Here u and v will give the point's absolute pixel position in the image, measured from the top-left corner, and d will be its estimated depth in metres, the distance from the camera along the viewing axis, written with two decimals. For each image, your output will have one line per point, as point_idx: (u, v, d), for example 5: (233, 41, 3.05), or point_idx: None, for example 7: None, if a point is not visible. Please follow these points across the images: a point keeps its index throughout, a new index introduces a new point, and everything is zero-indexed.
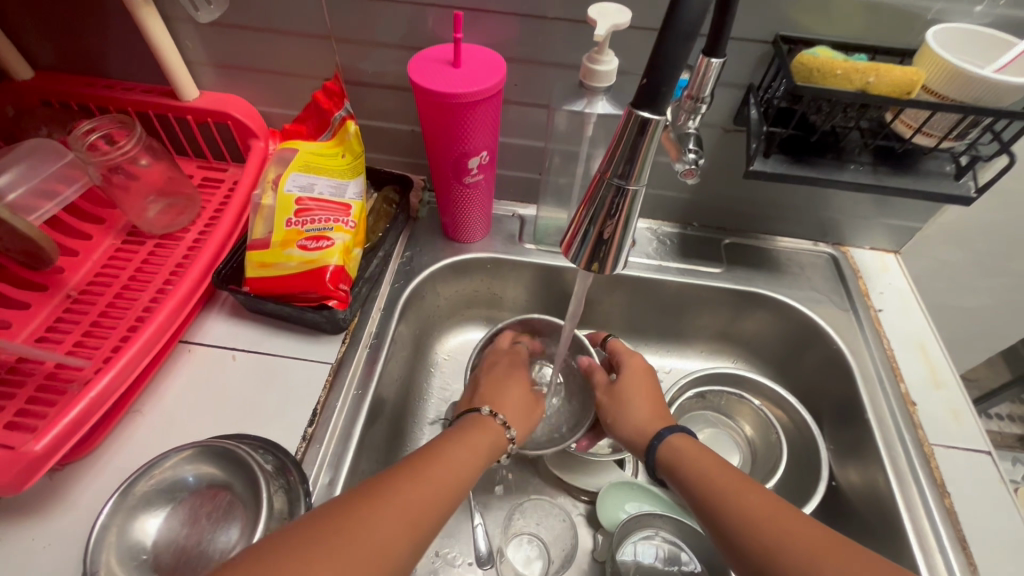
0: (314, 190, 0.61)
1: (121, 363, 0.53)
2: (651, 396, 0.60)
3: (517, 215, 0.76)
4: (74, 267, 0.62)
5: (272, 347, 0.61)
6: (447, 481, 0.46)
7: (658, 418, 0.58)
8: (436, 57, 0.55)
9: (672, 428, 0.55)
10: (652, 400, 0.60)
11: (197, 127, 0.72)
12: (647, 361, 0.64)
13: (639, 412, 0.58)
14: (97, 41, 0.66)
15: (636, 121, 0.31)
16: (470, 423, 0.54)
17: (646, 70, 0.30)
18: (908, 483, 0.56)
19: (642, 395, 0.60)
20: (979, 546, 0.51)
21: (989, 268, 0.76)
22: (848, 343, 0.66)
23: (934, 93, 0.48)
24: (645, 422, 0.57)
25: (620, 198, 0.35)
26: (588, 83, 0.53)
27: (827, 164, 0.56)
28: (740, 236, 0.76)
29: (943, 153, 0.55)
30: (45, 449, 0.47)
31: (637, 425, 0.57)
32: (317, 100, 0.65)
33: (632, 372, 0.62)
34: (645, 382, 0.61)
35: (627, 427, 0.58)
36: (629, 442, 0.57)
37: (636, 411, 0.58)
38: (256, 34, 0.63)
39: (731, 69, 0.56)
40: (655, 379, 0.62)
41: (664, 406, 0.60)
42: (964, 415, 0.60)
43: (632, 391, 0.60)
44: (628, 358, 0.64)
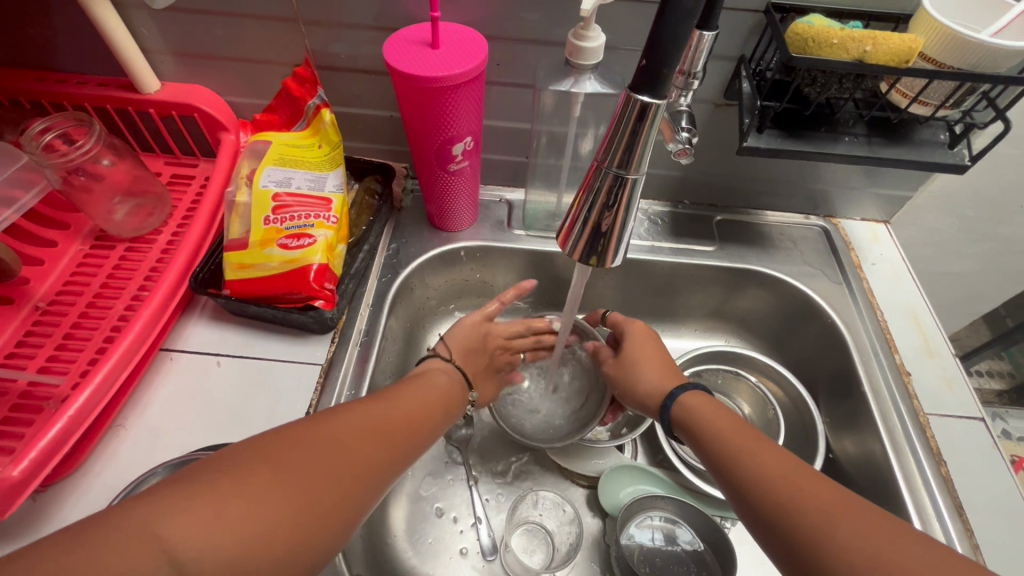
0: (291, 185, 0.58)
1: (98, 379, 0.50)
2: (660, 359, 0.58)
3: (504, 200, 0.74)
4: (40, 277, 0.59)
5: (257, 350, 0.59)
6: (402, 433, 0.46)
7: (671, 380, 0.56)
8: (413, 38, 0.52)
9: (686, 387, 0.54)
10: (660, 362, 0.58)
11: (162, 122, 0.68)
12: (651, 327, 0.63)
13: (650, 379, 0.57)
14: (44, 32, 0.61)
15: (634, 106, 0.29)
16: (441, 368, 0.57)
17: (644, 51, 0.28)
18: (905, 453, 0.56)
19: (650, 358, 0.58)
20: (976, 512, 0.52)
21: (977, 234, 0.77)
22: (842, 316, 0.66)
23: (931, 60, 0.47)
24: (658, 386, 0.56)
25: (619, 187, 0.33)
26: (574, 61, 0.50)
27: (822, 137, 0.54)
28: (732, 212, 0.74)
29: (937, 122, 0.54)
30: (23, 475, 0.45)
31: (652, 389, 0.56)
32: (288, 88, 0.62)
33: (635, 339, 0.60)
34: (653, 347, 0.60)
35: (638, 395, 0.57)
36: (644, 408, 0.56)
37: (648, 376, 0.57)
38: (217, 19, 0.59)
39: (721, 41, 0.54)
40: (660, 343, 0.61)
41: (675, 368, 0.58)
42: (958, 383, 0.61)
43: (641, 354, 0.59)
44: (630, 327, 0.62)
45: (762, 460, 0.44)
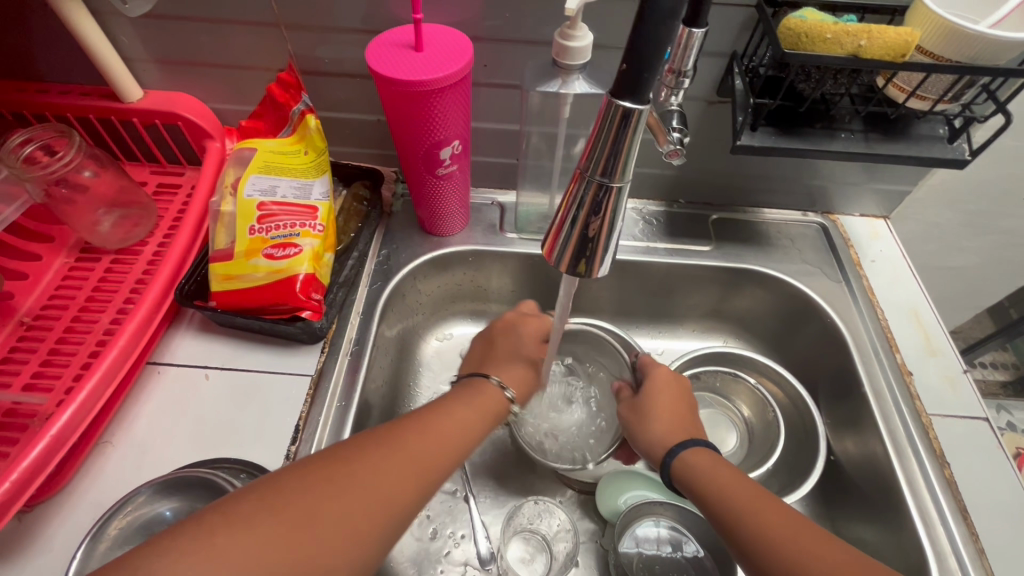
0: (277, 193, 0.57)
1: (82, 396, 0.49)
2: (675, 410, 0.58)
3: (496, 203, 0.73)
4: (25, 291, 0.58)
5: (246, 362, 0.58)
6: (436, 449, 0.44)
7: (681, 431, 0.55)
8: (396, 41, 0.51)
9: (692, 442, 0.52)
10: (676, 413, 0.57)
11: (146, 131, 0.67)
12: (676, 375, 0.62)
13: (660, 427, 0.56)
14: (22, 41, 0.60)
15: (616, 111, 0.28)
16: (478, 384, 0.54)
17: (624, 55, 0.26)
18: (907, 455, 0.55)
19: (664, 408, 0.58)
20: (980, 515, 0.51)
21: (979, 228, 0.75)
22: (842, 315, 0.65)
23: (928, 54, 0.45)
24: (665, 437, 0.55)
25: (604, 194, 0.32)
26: (561, 61, 0.49)
27: (817, 134, 0.53)
28: (728, 210, 0.73)
29: (936, 116, 0.53)
30: (5, 497, 0.44)
31: (660, 438, 0.55)
32: (271, 93, 0.60)
33: (658, 386, 0.60)
34: (673, 396, 0.59)
35: (645, 441, 0.56)
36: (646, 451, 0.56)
37: (660, 424, 0.56)
38: (198, 25, 0.58)
39: (712, 37, 0.53)
40: (682, 394, 0.60)
41: (688, 420, 0.57)
42: (960, 381, 0.60)
43: (657, 400, 0.58)
44: (654, 371, 0.61)
45: (775, 523, 0.42)
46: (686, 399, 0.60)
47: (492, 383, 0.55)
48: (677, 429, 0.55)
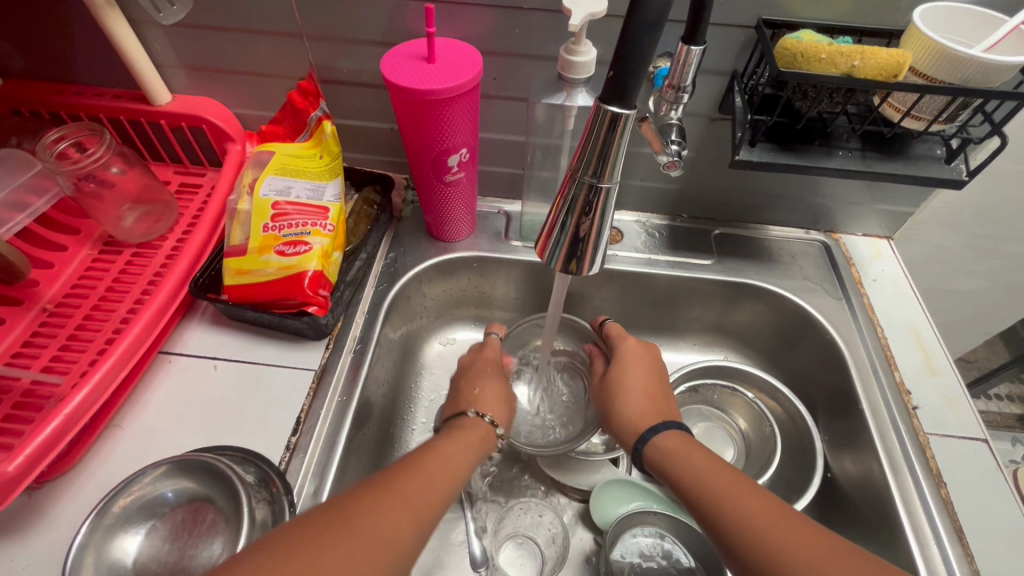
0: (291, 193, 0.60)
1: (96, 379, 0.51)
2: (646, 388, 0.59)
3: (503, 211, 0.75)
4: (49, 279, 0.61)
5: (253, 355, 0.60)
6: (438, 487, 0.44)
7: (653, 405, 0.57)
8: (410, 53, 0.54)
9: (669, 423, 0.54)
10: (646, 392, 0.59)
11: (172, 133, 0.70)
12: (639, 343, 0.63)
13: (629, 406, 0.57)
14: (64, 47, 0.64)
15: (605, 115, 0.30)
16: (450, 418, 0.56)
17: (612, 63, 0.28)
18: (903, 475, 0.55)
19: (636, 383, 0.59)
20: (977, 536, 0.51)
21: (986, 252, 0.75)
22: (842, 332, 0.65)
23: (922, 75, 0.47)
24: (637, 414, 0.57)
25: (594, 195, 0.34)
26: (565, 75, 0.51)
27: (815, 151, 0.54)
28: (730, 226, 0.74)
29: (933, 137, 0.53)
30: (18, 470, 0.46)
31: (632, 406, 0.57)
32: (291, 100, 0.64)
33: (626, 361, 0.61)
34: (643, 373, 0.60)
35: (618, 416, 0.58)
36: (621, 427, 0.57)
37: (630, 388, 0.59)
38: (226, 35, 0.62)
39: (712, 56, 0.55)
40: (648, 365, 0.61)
41: (660, 397, 0.59)
42: (960, 403, 0.59)
43: (627, 381, 0.59)
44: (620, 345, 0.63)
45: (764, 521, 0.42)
46: (651, 370, 0.61)
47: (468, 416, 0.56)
48: (644, 399, 0.58)
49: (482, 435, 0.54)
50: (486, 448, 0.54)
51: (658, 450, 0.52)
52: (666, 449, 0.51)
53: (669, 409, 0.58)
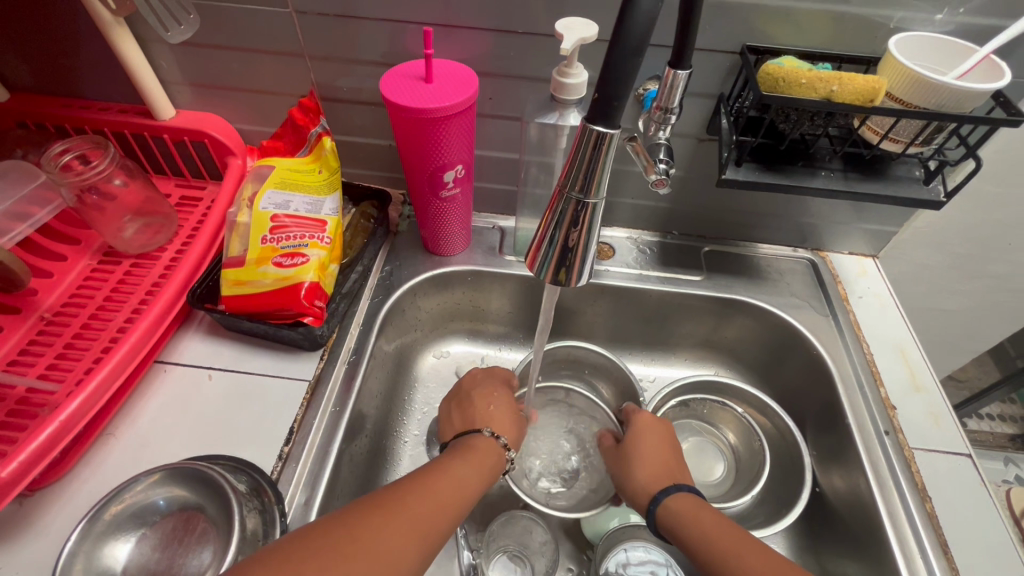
0: (290, 207, 0.61)
1: (92, 387, 0.52)
2: (658, 456, 0.58)
3: (497, 227, 0.77)
4: (48, 288, 0.62)
5: (248, 365, 0.60)
6: (467, 495, 0.48)
7: (666, 471, 0.57)
8: (408, 72, 0.56)
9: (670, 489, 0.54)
10: (660, 459, 0.58)
11: (174, 146, 0.72)
12: (652, 417, 0.63)
13: (642, 474, 0.57)
14: (71, 62, 0.66)
15: (591, 135, 0.31)
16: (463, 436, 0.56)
17: (597, 85, 0.30)
18: (890, 490, 0.55)
19: (648, 454, 0.58)
20: (962, 551, 0.51)
21: (969, 271, 0.77)
22: (828, 347, 0.66)
23: (898, 100, 0.49)
24: (646, 484, 0.56)
25: (582, 211, 0.35)
26: (558, 96, 0.53)
27: (798, 171, 0.56)
28: (719, 243, 0.76)
29: (911, 158, 0.55)
30: (11, 476, 0.46)
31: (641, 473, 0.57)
32: (292, 117, 0.65)
33: (639, 432, 0.61)
34: (655, 443, 0.60)
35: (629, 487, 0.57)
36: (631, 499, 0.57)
37: (643, 455, 0.58)
38: (231, 53, 0.64)
39: (699, 80, 0.57)
40: (663, 438, 0.60)
41: (671, 467, 0.58)
42: (944, 418, 0.60)
43: (639, 452, 0.59)
44: (634, 418, 0.62)
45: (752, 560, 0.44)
46: (662, 439, 0.60)
47: (483, 434, 0.56)
48: (657, 465, 0.57)
49: (493, 455, 0.55)
50: (496, 472, 0.54)
51: (670, 516, 0.52)
52: (676, 510, 0.52)
53: (683, 475, 0.57)
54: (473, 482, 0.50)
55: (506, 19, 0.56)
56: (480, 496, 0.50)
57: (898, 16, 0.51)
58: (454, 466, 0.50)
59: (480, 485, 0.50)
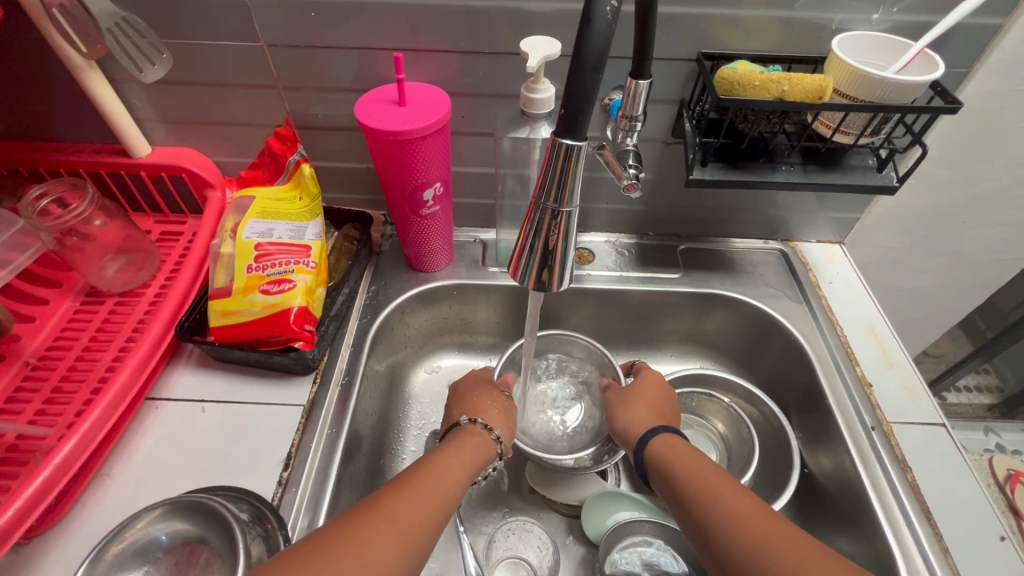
0: (273, 235, 0.61)
1: (85, 428, 0.52)
2: (656, 404, 0.60)
3: (479, 240, 0.78)
4: (31, 333, 0.61)
5: (241, 395, 0.61)
6: (449, 491, 0.48)
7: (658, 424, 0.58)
8: (381, 98, 0.57)
9: (656, 431, 0.55)
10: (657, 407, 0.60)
11: (152, 183, 0.72)
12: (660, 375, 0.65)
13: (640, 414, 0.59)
14: (44, 107, 0.66)
15: (559, 147, 0.33)
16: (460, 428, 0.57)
17: (563, 101, 0.31)
18: (872, 463, 0.58)
19: (648, 398, 0.61)
20: (944, 515, 0.54)
21: (930, 250, 0.81)
22: (804, 332, 0.69)
23: (846, 96, 0.52)
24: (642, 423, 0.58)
25: (556, 219, 0.37)
26: (528, 111, 0.55)
27: (760, 167, 0.59)
28: (694, 241, 0.79)
29: (864, 149, 0.59)
30: (8, 523, 0.46)
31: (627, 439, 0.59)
32: (270, 146, 0.66)
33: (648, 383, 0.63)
34: (656, 390, 0.62)
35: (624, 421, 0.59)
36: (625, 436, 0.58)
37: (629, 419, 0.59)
38: (203, 88, 0.65)
39: (662, 87, 0.60)
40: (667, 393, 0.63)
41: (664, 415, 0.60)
42: (918, 391, 0.63)
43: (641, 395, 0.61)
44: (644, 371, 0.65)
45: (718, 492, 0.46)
46: (667, 394, 0.63)
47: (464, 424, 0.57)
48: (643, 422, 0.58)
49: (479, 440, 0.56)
50: (487, 458, 0.56)
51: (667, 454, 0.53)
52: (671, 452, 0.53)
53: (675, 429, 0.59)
54: (456, 470, 0.50)
55: (473, 40, 0.58)
56: (470, 482, 0.51)
57: (839, 18, 0.54)
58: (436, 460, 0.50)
59: (465, 476, 0.51)
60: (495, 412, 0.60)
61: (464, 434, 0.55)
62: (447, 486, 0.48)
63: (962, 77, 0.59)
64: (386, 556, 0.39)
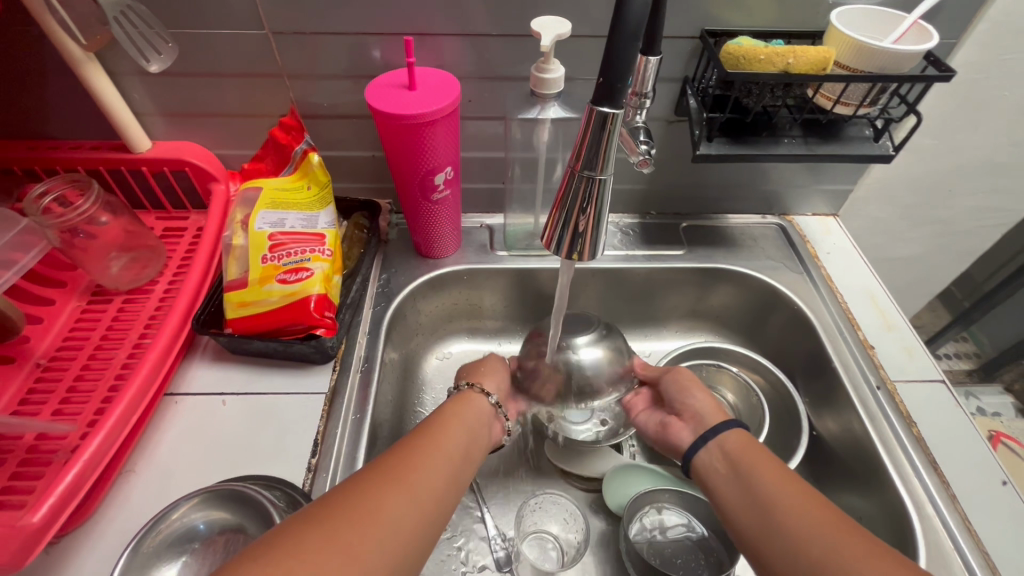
0: (286, 225, 0.61)
1: (110, 424, 0.51)
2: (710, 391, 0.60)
3: (485, 225, 0.79)
4: (40, 334, 0.60)
5: (260, 387, 0.60)
6: (463, 458, 0.49)
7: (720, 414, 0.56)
8: (391, 82, 0.58)
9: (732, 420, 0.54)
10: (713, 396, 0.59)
11: (152, 178, 0.71)
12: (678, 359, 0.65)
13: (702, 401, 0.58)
14: (38, 103, 0.64)
15: (597, 116, 0.34)
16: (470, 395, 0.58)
17: (601, 70, 0.33)
18: (879, 419, 0.60)
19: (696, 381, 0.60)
20: (949, 464, 0.57)
21: (918, 219, 0.84)
22: (807, 301, 0.71)
23: (845, 67, 0.54)
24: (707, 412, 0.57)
25: (590, 188, 0.38)
26: (538, 91, 0.56)
27: (764, 141, 0.60)
28: (695, 218, 0.80)
29: (861, 119, 0.61)
30: (42, 521, 0.45)
31: (695, 409, 0.58)
32: (275, 137, 0.66)
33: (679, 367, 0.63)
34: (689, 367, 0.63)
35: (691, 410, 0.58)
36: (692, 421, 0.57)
37: (699, 394, 0.59)
38: (206, 79, 0.64)
39: (666, 65, 0.61)
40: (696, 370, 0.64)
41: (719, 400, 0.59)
42: (917, 351, 0.66)
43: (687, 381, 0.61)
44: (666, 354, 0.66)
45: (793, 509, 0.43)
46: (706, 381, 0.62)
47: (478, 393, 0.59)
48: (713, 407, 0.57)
49: (485, 413, 0.57)
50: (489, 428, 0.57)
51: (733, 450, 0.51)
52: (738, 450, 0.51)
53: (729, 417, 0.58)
54: (459, 443, 0.50)
55: (480, 23, 0.59)
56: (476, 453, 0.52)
57: None
58: (448, 428, 0.51)
59: (473, 445, 0.52)
60: (492, 376, 0.63)
61: (464, 403, 0.56)
62: (449, 459, 0.47)
63: (950, 49, 0.61)
64: (405, 518, 0.40)
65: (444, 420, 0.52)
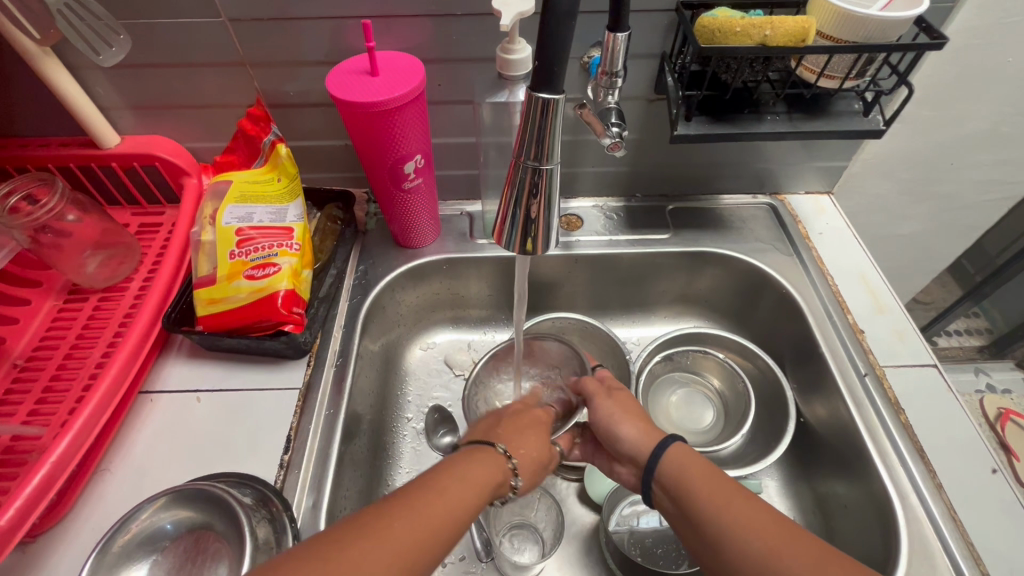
0: (254, 219, 0.60)
1: (78, 424, 0.51)
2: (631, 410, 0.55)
3: (465, 213, 0.77)
4: (16, 334, 0.60)
5: (234, 383, 0.60)
6: (463, 511, 0.42)
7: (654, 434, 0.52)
8: (352, 69, 0.56)
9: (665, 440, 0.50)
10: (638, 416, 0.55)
11: (125, 174, 0.70)
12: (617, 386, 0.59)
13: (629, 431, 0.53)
14: (3, 100, 0.63)
15: (536, 103, 0.32)
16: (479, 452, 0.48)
17: (537, 53, 0.31)
18: (866, 406, 0.59)
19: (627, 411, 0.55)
20: (935, 451, 0.55)
21: (918, 195, 0.80)
22: (795, 283, 0.69)
23: (829, 37, 0.50)
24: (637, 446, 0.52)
25: (538, 179, 0.36)
26: (505, 73, 0.53)
27: (746, 118, 0.57)
28: (682, 200, 0.78)
29: (849, 93, 0.58)
30: (10, 523, 0.46)
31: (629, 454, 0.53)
32: (241, 129, 0.64)
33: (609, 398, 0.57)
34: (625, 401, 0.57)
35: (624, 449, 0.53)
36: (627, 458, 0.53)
37: (628, 432, 0.53)
38: (169, 71, 0.62)
39: (641, 42, 0.58)
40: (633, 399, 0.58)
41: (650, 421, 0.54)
42: (908, 334, 0.64)
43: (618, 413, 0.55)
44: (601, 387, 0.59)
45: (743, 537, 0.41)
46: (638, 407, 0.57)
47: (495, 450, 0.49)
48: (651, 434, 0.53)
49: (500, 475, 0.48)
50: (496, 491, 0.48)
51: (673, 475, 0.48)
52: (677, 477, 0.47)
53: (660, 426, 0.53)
54: (472, 501, 0.43)
55: (444, 2, 0.56)
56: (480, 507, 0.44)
57: None
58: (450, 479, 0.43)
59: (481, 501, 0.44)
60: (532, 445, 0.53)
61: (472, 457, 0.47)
62: (457, 517, 0.41)
63: (946, 14, 0.58)
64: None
65: (439, 466, 0.45)
